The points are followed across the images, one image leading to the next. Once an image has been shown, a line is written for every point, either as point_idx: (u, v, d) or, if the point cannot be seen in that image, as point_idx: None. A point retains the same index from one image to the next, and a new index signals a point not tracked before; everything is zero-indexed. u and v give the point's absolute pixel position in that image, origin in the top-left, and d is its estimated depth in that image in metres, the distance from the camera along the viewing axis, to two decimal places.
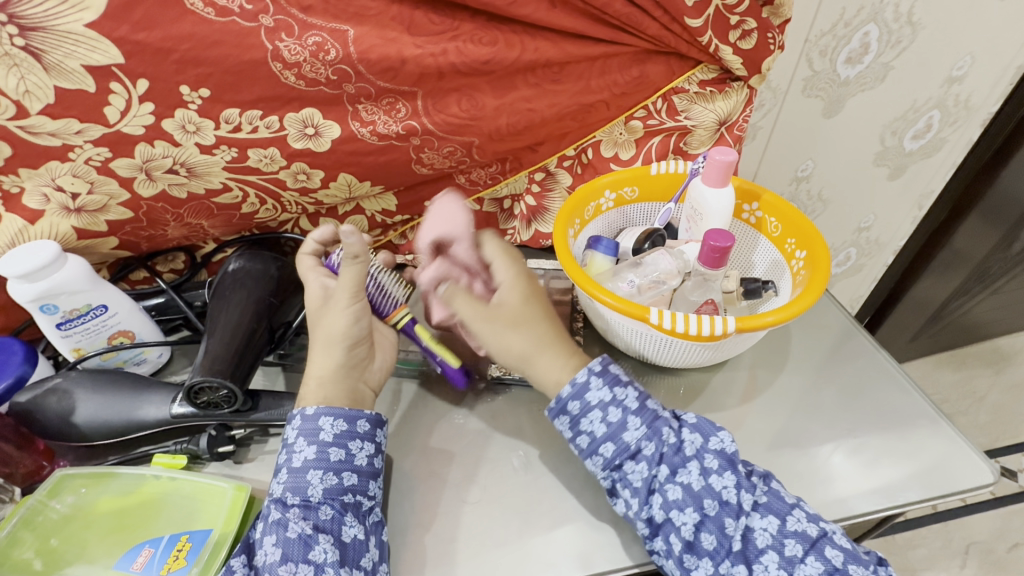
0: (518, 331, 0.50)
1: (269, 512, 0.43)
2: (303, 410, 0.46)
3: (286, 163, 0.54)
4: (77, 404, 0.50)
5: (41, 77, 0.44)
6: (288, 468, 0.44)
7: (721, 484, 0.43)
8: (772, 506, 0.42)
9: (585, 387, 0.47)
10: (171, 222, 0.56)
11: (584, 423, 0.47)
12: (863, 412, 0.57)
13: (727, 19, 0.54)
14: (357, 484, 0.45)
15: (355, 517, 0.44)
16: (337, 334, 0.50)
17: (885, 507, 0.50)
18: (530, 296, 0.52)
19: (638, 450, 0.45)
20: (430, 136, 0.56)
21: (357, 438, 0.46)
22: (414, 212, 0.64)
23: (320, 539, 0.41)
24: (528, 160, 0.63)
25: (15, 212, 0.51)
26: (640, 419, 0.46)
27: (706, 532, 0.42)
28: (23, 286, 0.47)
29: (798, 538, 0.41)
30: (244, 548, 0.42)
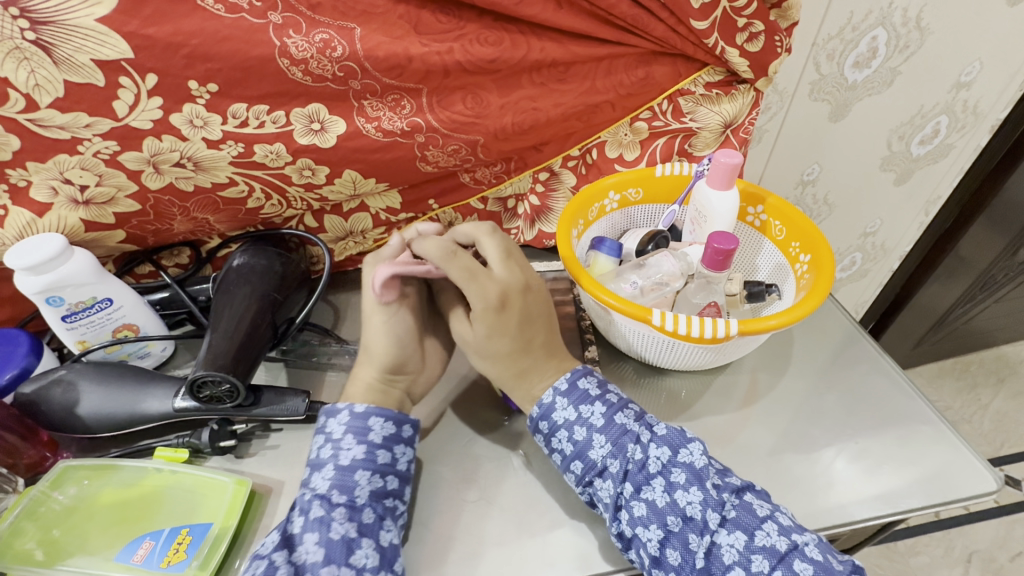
0: (494, 363, 0.49)
1: (311, 508, 0.42)
2: (355, 407, 0.47)
3: (292, 159, 0.54)
4: (81, 397, 0.50)
5: (51, 71, 0.44)
6: (335, 464, 0.44)
7: (686, 500, 0.42)
8: (740, 521, 0.41)
9: (551, 408, 0.48)
10: (177, 215, 0.56)
11: (554, 442, 0.47)
12: (865, 417, 0.57)
13: (734, 22, 0.54)
14: (397, 488, 0.46)
15: (392, 521, 0.44)
16: (377, 350, 0.50)
17: (886, 513, 0.49)
18: (493, 332, 0.48)
19: (604, 467, 0.45)
20: (435, 133, 0.56)
21: (402, 443, 0.47)
22: (418, 210, 0.65)
23: (363, 542, 0.41)
24: (532, 159, 0.63)
25: (23, 205, 0.50)
26: (605, 437, 0.46)
27: (672, 548, 0.42)
28: (29, 278, 0.48)
29: (766, 553, 0.40)
30: (283, 544, 0.41)
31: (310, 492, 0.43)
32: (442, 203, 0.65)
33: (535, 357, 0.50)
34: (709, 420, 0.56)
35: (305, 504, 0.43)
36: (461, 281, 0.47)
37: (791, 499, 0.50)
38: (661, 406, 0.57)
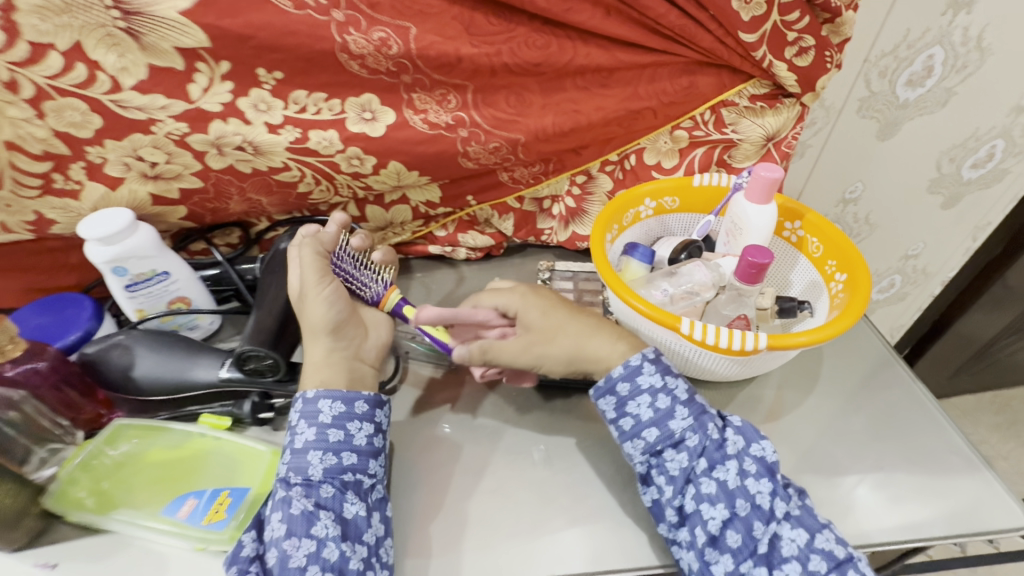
0: (563, 339, 0.51)
1: (275, 490, 0.45)
2: (303, 394, 0.48)
3: (343, 147, 0.55)
4: (137, 360, 0.54)
5: (137, 56, 0.48)
6: (290, 449, 0.47)
7: (756, 488, 0.45)
8: (803, 519, 0.44)
9: (637, 370, 0.49)
10: (234, 195, 0.58)
11: (631, 406, 0.48)
12: (891, 442, 0.56)
13: (784, 35, 0.54)
14: (356, 463, 0.47)
15: (355, 494, 0.46)
16: (317, 323, 0.51)
17: (907, 539, 0.49)
18: (546, 308, 0.53)
19: (682, 439, 0.47)
20: (477, 128, 0.57)
21: (355, 419, 0.48)
22: (455, 205, 0.68)
23: (321, 515, 0.44)
24: (571, 162, 0.65)
25: (96, 179, 0.54)
26: (688, 411, 0.48)
27: (736, 530, 0.44)
28: (100, 248, 0.51)
29: (824, 556, 0.43)
30: (255, 525, 0.45)
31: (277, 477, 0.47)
32: (479, 200, 0.67)
33: (602, 322, 0.53)
34: None
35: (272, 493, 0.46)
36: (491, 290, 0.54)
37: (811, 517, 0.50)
38: None
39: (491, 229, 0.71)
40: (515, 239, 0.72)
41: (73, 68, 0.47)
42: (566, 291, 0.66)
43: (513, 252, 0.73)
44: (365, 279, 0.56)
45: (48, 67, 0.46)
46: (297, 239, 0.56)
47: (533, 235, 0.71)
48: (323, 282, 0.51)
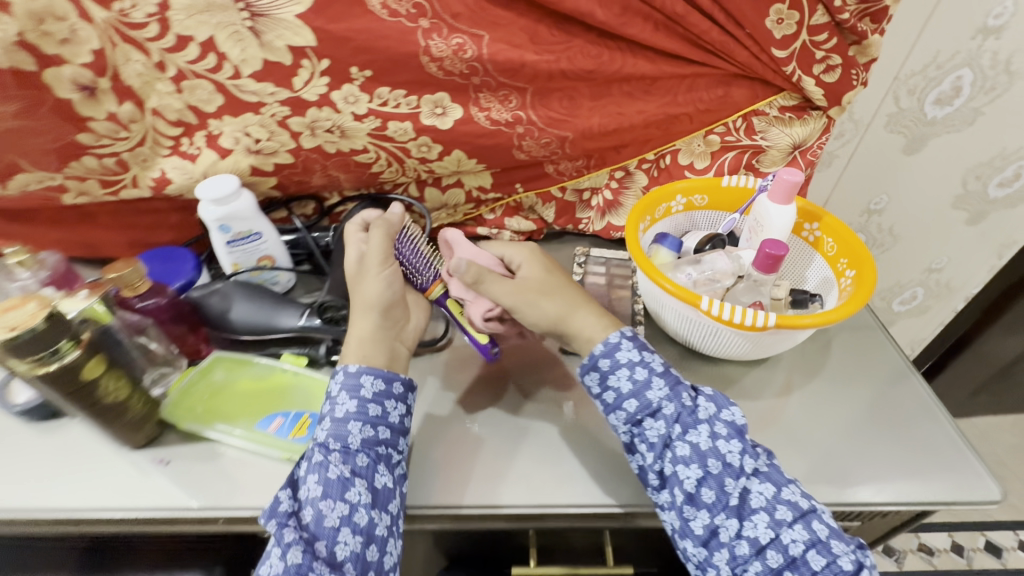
0: (547, 297, 0.60)
1: (313, 454, 0.51)
2: (347, 367, 0.55)
3: (415, 136, 0.64)
4: (233, 305, 0.63)
5: (256, 51, 0.57)
6: (332, 417, 0.52)
7: (727, 448, 0.50)
8: (769, 475, 0.50)
9: (616, 346, 0.56)
10: (317, 172, 0.68)
11: (612, 379, 0.55)
12: (903, 438, 0.60)
13: (813, 54, 0.60)
14: (389, 438, 0.53)
15: (386, 467, 0.52)
16: (371, 299, 0.59)
17: (870, 500, 0.55)
18: (547, 270, 0.62)
19: (658, 408, 0.53)
20: (532, 126, 0.65)
21: (392, 398, 0.55)
22: (505, 191, 0.76)
23: (355, 482, 0.49)
24: (611, 159, 0.72)
25: (212, 148, 0.64)
26: (663, 381, 0.54)
27: (710, 487, 0.49)
28: (212, 208, 0.61)
29: (790, 506, 0.48)
30: (290, 483, 0.50)
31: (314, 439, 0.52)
32: (527, 188, 0.75)
33: (588, 300, 0.61)
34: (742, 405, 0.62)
35: (308, 454, 0.51)
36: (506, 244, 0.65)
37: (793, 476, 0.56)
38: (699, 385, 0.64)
39: (534, 215, 0.79)
40: (554, 225, 0.79)
41: (207, 57, 0.57)
42: (599, 275, 0.73)
43: (552, 237, 0.81)
44: (420, 266, 0.65)
45: (188, 55, 0.57)
46: (357, 222, 0.64)
47: (571, 223, 0.79)
48: (385, 265, 0.60)
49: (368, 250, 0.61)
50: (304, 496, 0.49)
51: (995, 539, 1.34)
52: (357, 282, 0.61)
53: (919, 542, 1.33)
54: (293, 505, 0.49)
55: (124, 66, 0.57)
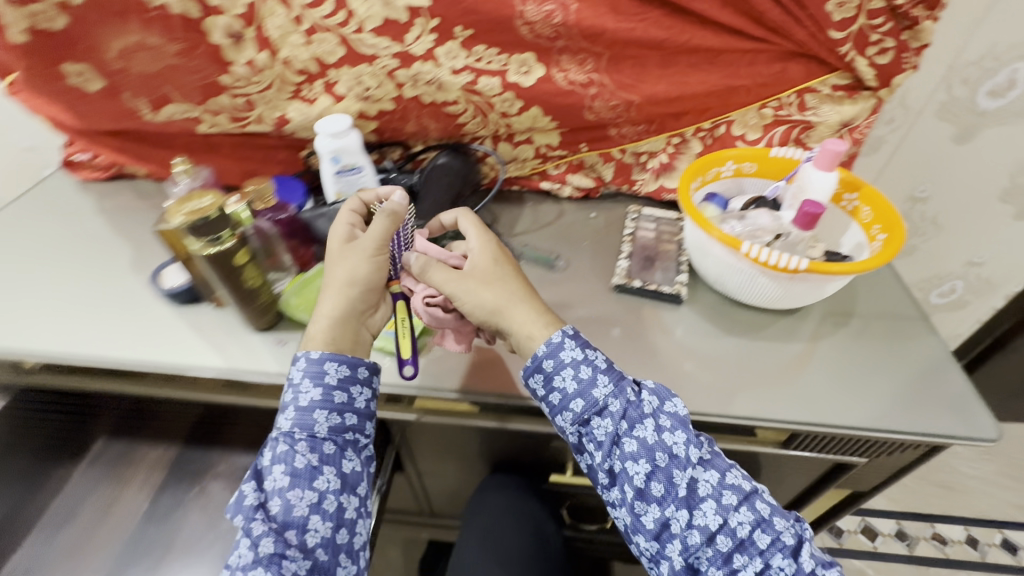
0: (490, 290, 0.62)
1: (280, 442, 0.57)
2: (308, 354, 0.59)
3: (501, 91, 0.74)
4: None
5: (378, 9, 0.67)
6: (295, 406, 0.58)
7: (673, 440, 0.56)
8: (714, 463, 0.57)
9: (559, 347, 0.60)
10: (411, 119, 0.79)
11: (558, 379, 0.59)
12: (932, 398, 0.65)
13: (868, 36, 0.66)
14: (356, 423, 0.60)
15: (353, 452, 0.59)
16: (350, 280, 0.61)
17: (870, 426, 0.62)
18: (498, 259, 0.64)
19: (605, 406, 0.58)
20: (605, 88, 0.74)
21: (357, 383, 0.60)
22: (571, 150, 0.85)
23: (324, 469, 0.56)
24: (670, 125, 0.80)
25: (329, 93, 0.76)
26: (608, 378, 0.59)
27: (659, 480, 0.55)
28: (328, 140, 0.73)
29: (734, 490, 0.55)
30: (255, 476, 0.57)
31: (276, 429, 0.58)
32: (591, 148, 0.84)
33: (530, 294, 0.64)
34: (769, 347, 0.70)
35: (272, 443, 0.57)
36: (468, 225, 0.66)
37: (808, 404, 0.64)
38: (733, 328, 0.72)
39: (594, 174, 0.88)
40: (611, 184, 0.88)
41: (337, 13, 0.68)
42: (651, 229, 0.82)
43: (607, 197, 0.90)
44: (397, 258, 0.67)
45: (323, 10, 0.68)
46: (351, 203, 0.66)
47: (627, 183, 0.87)
48: (378, 252, 0.61)
49: (366, 232, 0.62)
50: (269, 488, 0.55)
51: (1012, 538, 1.37)
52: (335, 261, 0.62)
53: (934, 531, 1.37)
54: (258, 495, 0.55)
55: (269, 19, 0.69)
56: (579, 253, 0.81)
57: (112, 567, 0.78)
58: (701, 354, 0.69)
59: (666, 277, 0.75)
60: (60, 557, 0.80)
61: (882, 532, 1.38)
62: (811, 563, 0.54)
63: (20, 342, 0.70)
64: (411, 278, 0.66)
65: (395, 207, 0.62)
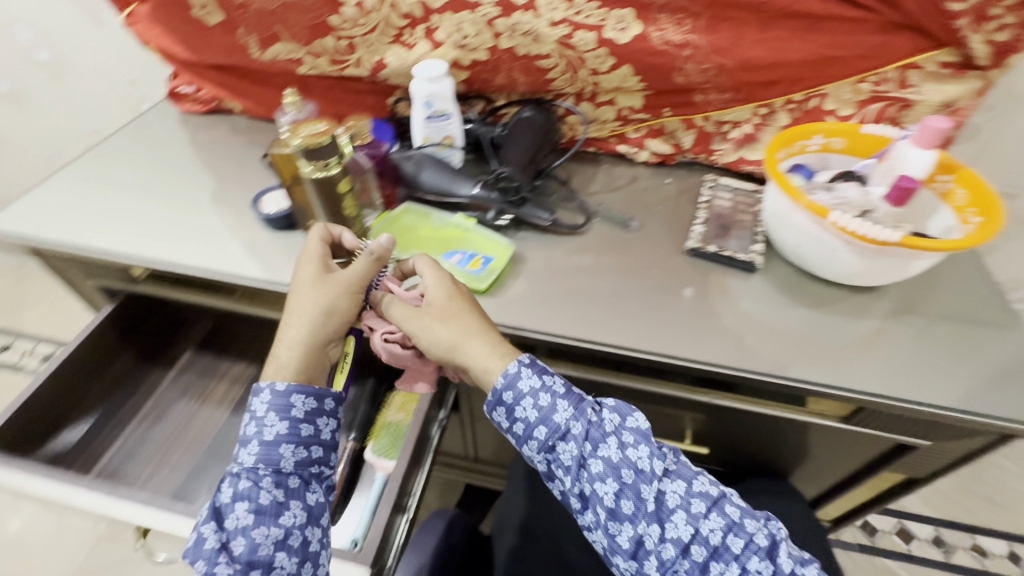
0: (445, 326, 0.63)
1: (243, 481, 0.58)
2: (275, 387, 0.61)
3: (595, 47, 0.75)
4: (424, 169, 0.78)
5: None
6: (261, 441, 0.60)
7: (637, 455, 0.58)
8: (680, 472, 0.58)
9: (516, 377, 0.61)
10: (502, 71, 0.81)
11: (519, 410, 0.61)
12: (1013, 395, 0.64)
13: (989, 9, 0.64)
14: (321, 455, 0.63)
15: (317, 485, 0.61)
16: (313, 310, 0.63)
17: (939, 405, 0.63)
18: (453, 294, 0.64)
19: (567, 430, 0.60)
20: (700, 51, 0.74)
21: (323, 415, 0.63)
22: (653, 114, 0.85)
23: (290, 504, 0.58)
24: (759, 96, 0.79)
25: (428, 39, 0.79)
26: (567, 402, 0.61)
27: (628, 498, 0.57)
28: (423, 84, 0.76)
29: (702, 497, 0.57)
30: (214, 516, 0.56)
31: (240, 464, 0.59)
32: (674, 113, 0.84)
33: (486, 327, 0.64)
34: (840, 322, 0.70)
35: (234, 480, 0.58)
36: (422, 264, 0.66)
37: (876, 378, 0.65)
38: (805, 301, 0.72)
39: (672, 141, 0.88)
40: (688, 153, 0.88)
41: None
42: (726, 199, 0.82)
43: (682, 165, 0.90)
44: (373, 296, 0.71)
45: None
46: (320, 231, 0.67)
47: (705, 153, 0.86)
48: (350, 289, 0.64)
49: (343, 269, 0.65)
50: (231, 528, 0.55)
51: None
52: (298, 294, 0.64)
53: (975, 543, 1.33)
54: (220, 535, 0.55)
55: None
56: (651, 217, 0.82)
57: (201, 461, 0.87)
58: (768, 323, 0.70)
59: (741, 246, 0.76)
60: (154, 451, 0.88)
61: (919, 537, 1.34)
62: (790, 562, 0.54)
63: (137, 249, 0.79)
64: (376, 314, 0.68)
65: (380, 250, 0.63)
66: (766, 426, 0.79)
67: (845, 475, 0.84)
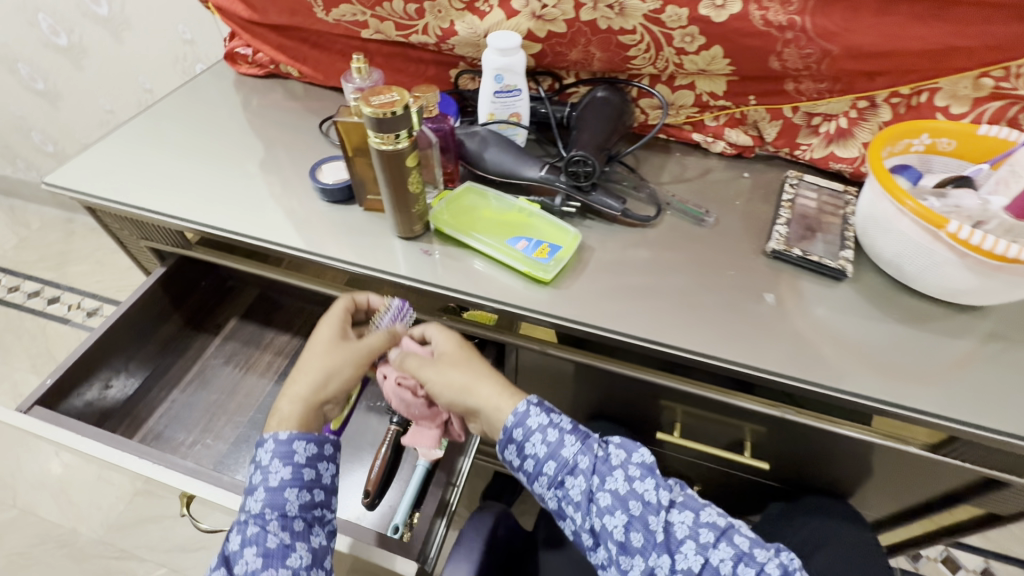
0: (456, 371, 0.66)
1: (250, 529, 0.57)
2: (277, 436, 0.61)
3: (685, 25, 0.70)
4: (490, 147, 0.75)
5: None
6: (266, 488, 0.59)
7: (643, 488, 0.57)
8: (687, 503, 0.57)
9: (525, 415, 0.61)
10: (579, 46, 0.76)
11: (529, 447, 0.61)
12: None
13: None
14: (323, 499, 0.62)
15: (320, 527, 0.60)
16: (319, 370, 0.66)
17: None
18: (463, 347, 0.68)
19: (576, 465, 0.59)
20: (803, 34, 0.67)
21: (324, 460, 0.63)
22: (736, 102, 0.79)
23: (295, 548, 0.57)
24: (861, 87, 0.72)
25: (503, 7, 0.74)
26: (574, 437, 0.60)
27: (636, 530, 0.55)
28: (495, 56, 0.71)
29: (710, 527, 0.55)
30: (225, 561, 0.57)
31: (247, 511, 0.59)
32: (759, 102, 0.78)
33: (496, 373, 0.67)
34: (936, 341, 0.64)
35: (242, 527, 0.58)
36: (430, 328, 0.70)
37: (977, 408, 0.59)
38: (896, 315, 0.66)
39: (753, 131, 0.81)
40: (770, 146, 0.81)
41: None
42: (810, 198, 0.76)
43: (760, 158, 0.83)
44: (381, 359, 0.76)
45: None
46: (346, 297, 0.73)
47: (789, 147, 0.80)
48: (357, 353, 0.68)
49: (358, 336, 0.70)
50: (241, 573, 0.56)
51: None
52: (309, 353, 0.68)
53: None
54: None
55: None
56: (725, 213, 0.76)
57: (244, 431, 0.86)
58: (851, 339, 0.64)
59: (828, 251, 0.70)
60: (200, 416, 0.88)
61: (967, 567, 1.27)
62: None
63: (188, 212, 0.77)
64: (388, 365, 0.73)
65: (396, 327, 0.71)
66: (834, 445, 0.73)
67: (913, 502, 0.79)
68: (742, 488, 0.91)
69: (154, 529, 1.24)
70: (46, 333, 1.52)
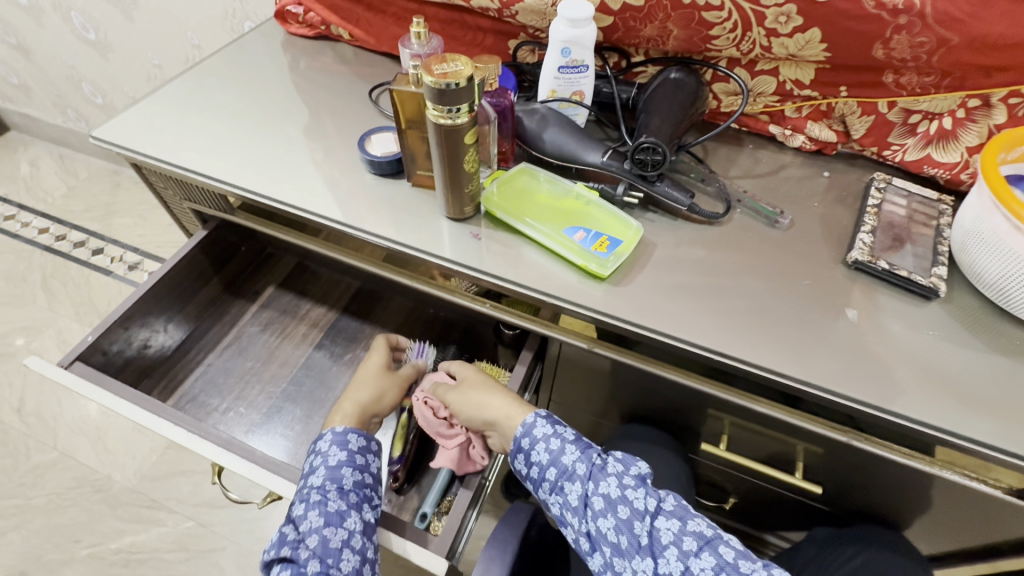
0: (473, 391, 0.69)
1: (311, 495, 0.57)
2: (334, 428, 0.65)
3: (782, 2, 0.63)
4: (550, 127, 0.70)
5: None
6: (326, 466, 0.60)
7: (633, 495, 0.54)
8: (676, 512, 0.53)
9: (532, 426, 0.62)
10: (656, 21, 0.69)
11: (534, 455, 0.60)
12: None
13: None
14: (373, 483, 0.62)
15: (370, 506, 0.59)
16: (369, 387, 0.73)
17: None
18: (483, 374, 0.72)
19: (573, 471, 0.57)
20: (919, 19, 0.60)
21: (372, 453, 0.65)
22: (825, 93, 0.71)
23: (352, 514, 0.56)
24: (975, 83, 0.63)
25: None
26: (574, 446, 0.59)
27: (622, 533, 0.53)
28: (565, 28, 0.65)
29: (695, 536, 0.51)
30: (290, 522, 0.57)
31: (307, 485, 0.59)
32: (851, 94, 0.70)
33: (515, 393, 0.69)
34: None
35: (304, 496, 0.58)
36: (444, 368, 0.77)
37: None
38: (991, 344, 0.59)
39: (838, 126, 0.73)
40: (855, 143, 0.73)
41: None
42: (898, 205, 0.68)
43: (841, 157, 0.76)
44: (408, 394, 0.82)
45: None
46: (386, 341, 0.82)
47: (878, 147, 0.72)
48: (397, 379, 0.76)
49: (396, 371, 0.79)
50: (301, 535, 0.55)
51: None
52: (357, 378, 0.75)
53: None
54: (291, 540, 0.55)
55: None
56: (801, 216, 0.69)
57: (276, 402, 0.85)
58: (937, 366, 0.58)
59: (918, 266, 0.63)
60: (234, 381, 0.87)
61: None
62: None
63: (232, 176, 0.74)
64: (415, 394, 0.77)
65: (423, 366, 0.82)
66: (898, 476, 0.68)
67: (975, 542, 0.73)
68: (783, 506, 0.86)
69: (184, 482, 1.28)
70: (89, 283, 1.56)
